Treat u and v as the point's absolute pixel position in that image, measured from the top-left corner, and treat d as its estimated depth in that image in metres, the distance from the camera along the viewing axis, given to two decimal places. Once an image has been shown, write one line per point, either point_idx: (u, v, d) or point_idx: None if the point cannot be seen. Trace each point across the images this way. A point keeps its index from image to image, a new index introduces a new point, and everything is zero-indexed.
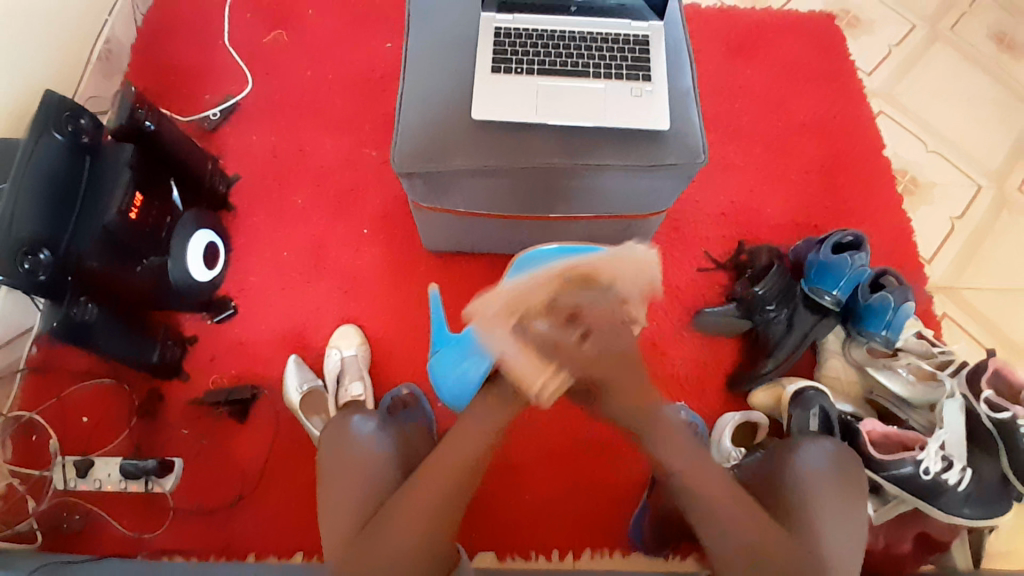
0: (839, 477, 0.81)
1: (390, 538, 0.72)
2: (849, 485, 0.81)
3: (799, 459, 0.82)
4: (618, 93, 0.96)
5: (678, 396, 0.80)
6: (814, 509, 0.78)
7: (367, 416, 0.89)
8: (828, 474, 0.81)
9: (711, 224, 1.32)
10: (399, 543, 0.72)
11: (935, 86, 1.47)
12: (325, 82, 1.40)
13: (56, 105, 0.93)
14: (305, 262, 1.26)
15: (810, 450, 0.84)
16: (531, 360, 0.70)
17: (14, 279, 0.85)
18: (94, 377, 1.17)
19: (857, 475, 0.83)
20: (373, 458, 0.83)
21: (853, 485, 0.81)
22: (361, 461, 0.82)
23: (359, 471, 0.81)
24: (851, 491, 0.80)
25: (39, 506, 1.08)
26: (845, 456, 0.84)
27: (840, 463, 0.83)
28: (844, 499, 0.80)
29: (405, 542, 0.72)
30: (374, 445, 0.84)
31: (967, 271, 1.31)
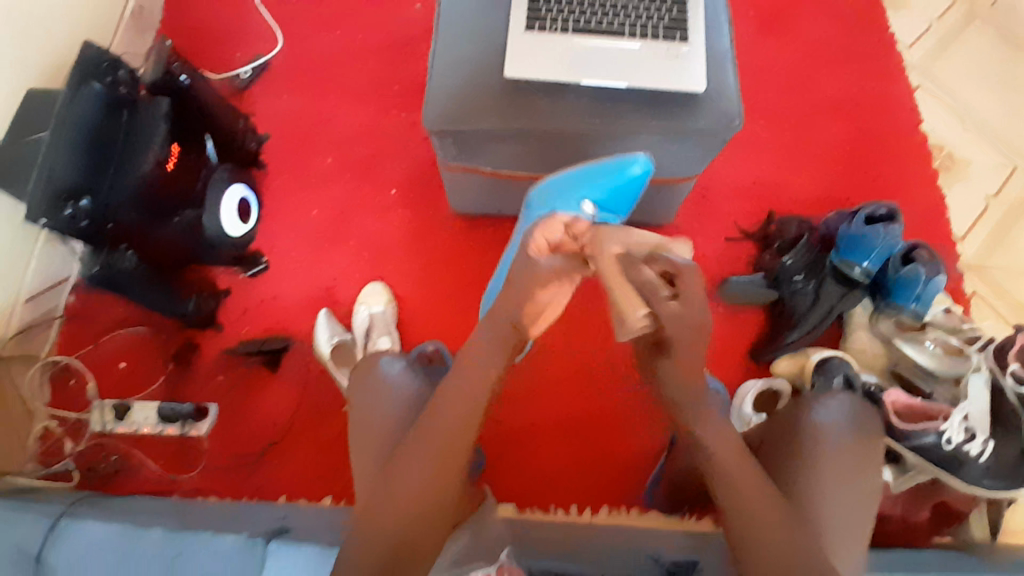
0: (856, 433, 0.81)
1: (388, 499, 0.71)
2: (869, 464, 0.79)
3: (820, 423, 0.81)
4: (654, 53, 0.94)
5: (682, 406, 0.76)
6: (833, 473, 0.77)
7: (395, 356, 0.91)
8: (849, 440, 0.80)
9: (740, 195, 1.31)
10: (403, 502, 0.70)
11: (974, 62, 1.44)
12: (355, 43, 1.40)
13: (94, 58, 0.96)
14: (334, 220, 1.28)
15: (834, 408, 0.84)
16: (630, 294, 0.71)
17: (56, 223, 0.88)
18: (130, 326, 1.21)
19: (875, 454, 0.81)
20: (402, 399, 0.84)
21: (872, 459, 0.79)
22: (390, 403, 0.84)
23: (378, 430, 0.82)
24: (871, 472, 0.78)
25: (76, 447, 1.14)
26: (863, 411, 0.84)
27: (858, 417, 0.83)
28: (860, 469, 0.78)
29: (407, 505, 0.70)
30: (403, 385, 0.86)
31: (999, 250, 1.29)
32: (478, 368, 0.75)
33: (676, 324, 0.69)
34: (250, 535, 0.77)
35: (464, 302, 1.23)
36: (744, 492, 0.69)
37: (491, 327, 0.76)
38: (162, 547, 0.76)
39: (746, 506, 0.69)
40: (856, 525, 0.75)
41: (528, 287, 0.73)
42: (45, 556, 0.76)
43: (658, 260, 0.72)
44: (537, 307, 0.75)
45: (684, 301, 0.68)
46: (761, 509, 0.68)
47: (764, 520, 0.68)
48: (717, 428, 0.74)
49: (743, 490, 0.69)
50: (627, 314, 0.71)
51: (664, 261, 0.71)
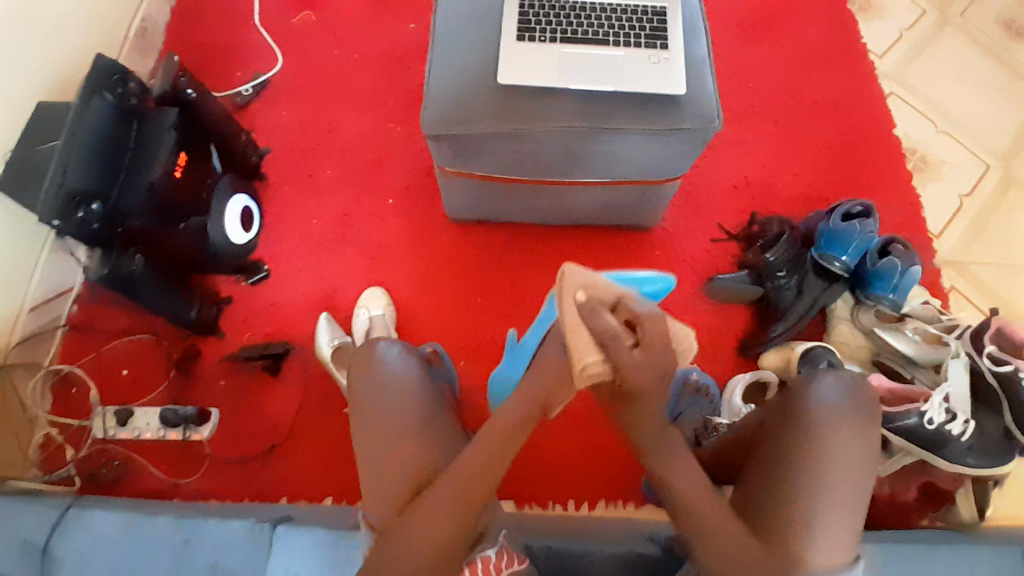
0: (850, 415, 0.70)
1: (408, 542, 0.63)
2: (866, 450, 0.69)
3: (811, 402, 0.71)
4: (637, 59, 1.00)
5: (648, 443, 0.68)
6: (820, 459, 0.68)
7: (392, 346, 0.82)
8: (845, 422, 0.70)
9: (725, 197, 1.36)
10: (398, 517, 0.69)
11: (944, 69, 1.51)
12: (351, 60, 1.46)
13: (106, 69, 1.02)
14: (332, 229, 1.32)
15: (834, 387, 0.73)
16: (591, 338, 0.66)
17: (68, 226, 0.92)
18: (132, 334, 1.23)
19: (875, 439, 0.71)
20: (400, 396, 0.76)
21: (871, 444, 0.70)
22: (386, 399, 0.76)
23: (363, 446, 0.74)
24: (867, 460, 0.69)
25: (78, 454, 1.15)
26: (859, 391, 0.73)
27: (856, 397, 0.72)
28: (851, 455, 0.68)
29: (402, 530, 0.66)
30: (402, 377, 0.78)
31: (975, 245, 1.34)
32: (396, 403, 0.75)
33: (643, 366, 0.64)
34: (256, 522, 0.82)
35: (460, 305, 1.26)
36: (700, 517, 0.65)
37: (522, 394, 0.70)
38: (172, 534, 0.80)
39: (704, 528, 0.65)
40: (843, 524, 0.66)
41: (544, 364, 0.70)
42: (50, 548, 0.80)
43: (622, 309, 0.67)
44: (563, 385, 0.69)
45: (647, 348, 0.64)
46: (725, 531, 0.64)
47: (722, 543, 0.64)
48: (681, 467, 0.67)
49: (699, 514, 0.65)
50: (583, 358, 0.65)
51: (625, 308, 0.66)
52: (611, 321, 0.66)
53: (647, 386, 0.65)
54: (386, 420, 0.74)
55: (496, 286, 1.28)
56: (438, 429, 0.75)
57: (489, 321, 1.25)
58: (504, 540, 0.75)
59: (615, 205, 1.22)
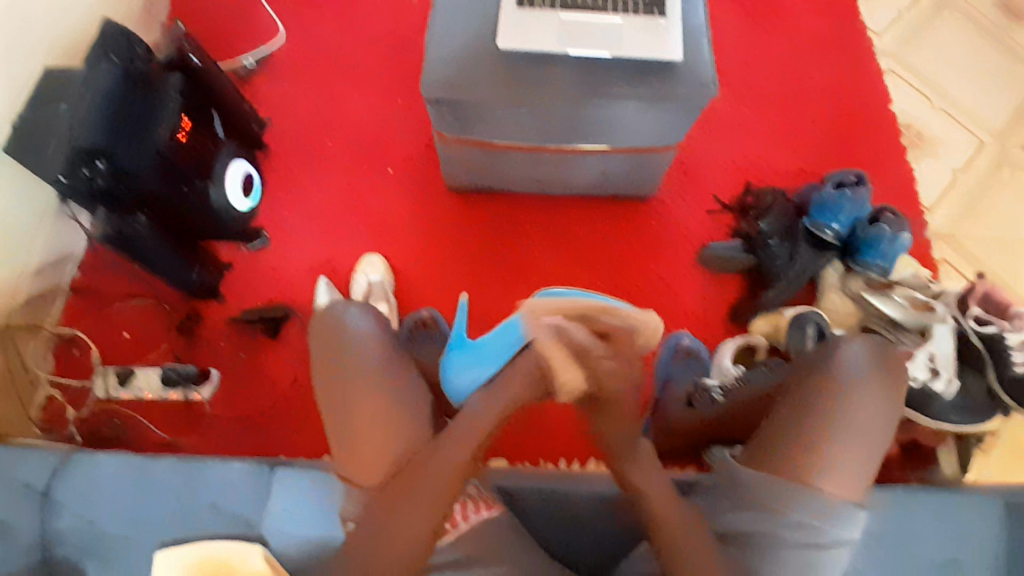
0: (874, 377, 0.78)
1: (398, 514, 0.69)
2: (887, 410, 0.76)
3: (837, 363, 0.79)
4: (635, 27, 1.00)
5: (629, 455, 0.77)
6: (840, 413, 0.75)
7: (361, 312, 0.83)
8: (870, 382, 0.77)
9: (720, 170, 1.38)
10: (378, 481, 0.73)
11: (942, 48, 1.52)
12: (353, 34, 1.47)
13: (114, 35, 1.03)
14: (333, 197, 1.34)
15: (859, 351, 0.80)
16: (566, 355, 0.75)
17: (72, 182, 0.95)
18: (135, 298, 1.26)
19: (896, 399, 0.78)
20: (367, 364, 0.78)
21: (893, 404, 0.77)
22: (353, 367, 0.78)
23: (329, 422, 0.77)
24: (886, 418, 0.76)
25: (80, 414, 1.18)
26: (884, 358, 0.80)
27: (880, 363, 0.79)
28: (870, 411, 0.75)
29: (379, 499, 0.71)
30: (370, 342, 0.80)
31: (967, 220, 1.36)
32: (389, 386, 0.77)
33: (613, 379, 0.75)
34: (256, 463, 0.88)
35: (458, 273, 1.29)
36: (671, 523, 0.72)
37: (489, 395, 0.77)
38: (173, 476, 0.85)
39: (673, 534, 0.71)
40: (854, 466, 0.73)
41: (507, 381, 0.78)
42: (51, 492, 0.84)
43: (590, 322, 0.78)
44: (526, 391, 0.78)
45: (615, 355, 0.76)
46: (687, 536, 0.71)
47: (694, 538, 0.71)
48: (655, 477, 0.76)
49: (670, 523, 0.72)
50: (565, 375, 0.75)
51: (597, 324, 0.78)
52: (578, 335, 0.76)
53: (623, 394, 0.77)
54: (374, 403, 0.75)
55: (493, 255, 1.30)
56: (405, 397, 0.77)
57: (486, 289, 1.27)
58: (475, 488, 0.83)
59: (611, 175, 1.24)
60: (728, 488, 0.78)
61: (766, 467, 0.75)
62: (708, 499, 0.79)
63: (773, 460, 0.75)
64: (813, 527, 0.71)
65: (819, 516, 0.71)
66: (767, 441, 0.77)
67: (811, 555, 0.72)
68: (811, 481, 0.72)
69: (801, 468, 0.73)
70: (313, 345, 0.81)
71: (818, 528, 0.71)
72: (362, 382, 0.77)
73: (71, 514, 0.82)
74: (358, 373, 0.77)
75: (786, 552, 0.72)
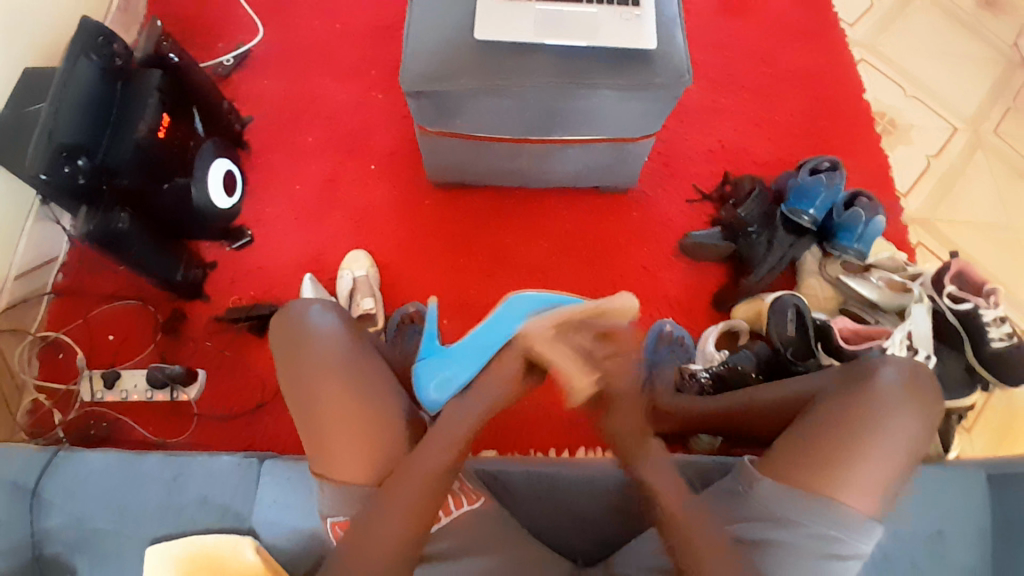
0: (908, 396, 0.75)
1: (381, 522, 0.69)
2: (918, 427, 0.74)
3: (873, 380, 0.76)
4: (610, 16, 1.02)
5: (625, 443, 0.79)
6: (872, 431, 0.72)
7: (326, 307, 0.82)
8: (906, 400, 0.75)
9: (699, 160, 1.40)
10: (354, 480, 0.73)
11: (914, 37, 1.55)
12: (333, 32, 1.47)
13: (92, 30, 1.02)
14: (316, 195, 1.34)
15: (892, 372, 0.77)
16: (577, 363, 0.78)
17: (56, 178, 0.93)
18: (119, 300, 1.25)
19: (929, 418, 0.75)
20: (334, 361, 0.76)
21: (926, 421, 0.74)
22: (319, 365, 0.76)
23: (298, 419, 0.75)
24: (917, 435, 0.73)
25: (66, 417, 1.17)
26: (920, 377, 0.78)
27: (914, 381, 0.77)
28: (901, 429, 0.73)
29: (359, 495, 0.73)
30: (327, 338, 0.78)
31: (941, 204, 1.39)
32: (364, 382, 0.76)
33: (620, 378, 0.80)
34: (244, 457, 0.90)
35: (442, 267, 1.29)
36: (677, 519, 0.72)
37: (461, 405, 0.79)
38: (162, 470, 0.87)
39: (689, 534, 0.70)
40: (879, 483, 0.71)
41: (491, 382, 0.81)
42: (39, 491, 0.84)
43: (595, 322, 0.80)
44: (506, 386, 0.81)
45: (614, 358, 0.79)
46: (699, 538, 0.70)
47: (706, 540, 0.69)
48: (659, 472, 0.76)
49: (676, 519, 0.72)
50: (577, 382, 0.78)
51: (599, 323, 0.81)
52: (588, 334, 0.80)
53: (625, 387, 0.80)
54: (347, 398, 0.74)
55: (477, 248, 1.31)
56: (376, 392, 0.76)
57: (472, 282, 1.28)
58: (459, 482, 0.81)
59: (592, 165, 1.25)
60: (745, 494, 0.75)
61: (786, 476, 0.73)
62: (724, 501, 0.77)
63: (793, 470, 0.73)
64: (833, 539, 0.71)
65: (837, 528, 0.70)
66: (785, 449, 0.75)
67: (828, 564, 0.71)
68: (833, 495, 0.70)
69: (825, 481, 0.71)
70: (275, 341, 0.80)
71: (836, 539, 0.71)
72: (329, 378, 0.75)
73: (60, 511, 0.83)
74: (325, 372, 0.75)
75: (801, 560, 0.71)
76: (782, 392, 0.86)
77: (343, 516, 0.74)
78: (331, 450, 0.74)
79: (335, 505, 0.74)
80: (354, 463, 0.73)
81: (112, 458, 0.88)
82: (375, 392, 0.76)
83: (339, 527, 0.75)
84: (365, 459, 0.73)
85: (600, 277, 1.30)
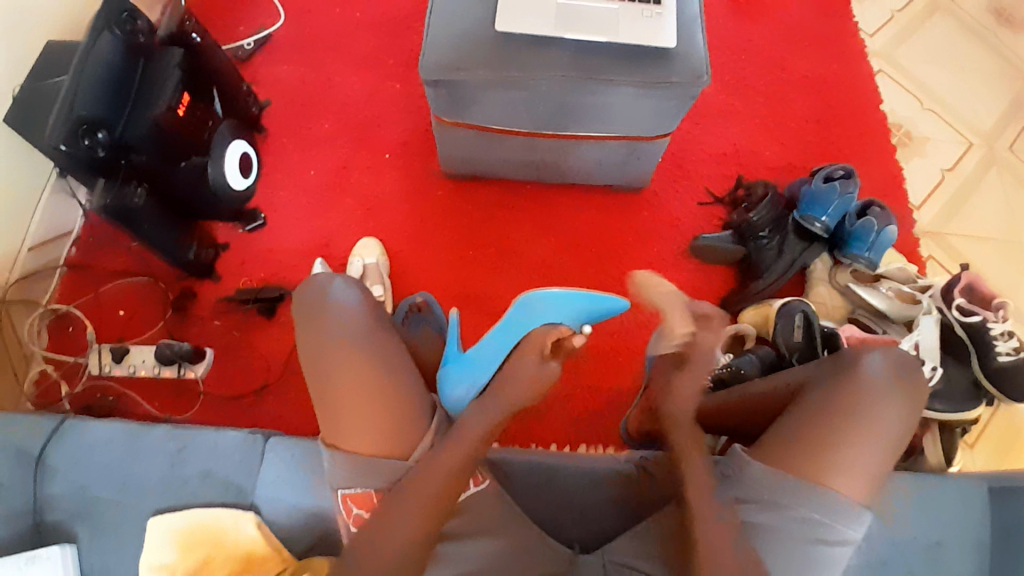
0: (897, 383, 0.76)
1: (401, 503, 0.69)
2: (906, 417, 0.75)
3: (861, 368, 0.77)
4: (631, 13, 1.02)
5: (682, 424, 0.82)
6: (861, 416, 0.73)
7: (348, 282, 0.83)
8: (893, 387, 0.76)
9: (712, 163, 1.40)
10: (365, 448, 0.74)
11: (934, 50, 1.54)
12: (353, 21, 1.48)
13: (116, 6, 1.03)
14: (329, 181, 1.35)
15: (879, 360, 0.78)
16: (684, 317, 0.82)
17: (75, 150, 0.94)
18: (130, 276, 1.26)
19: (918, 404, 0.76)
20: (349, 333, 0.77)
21: (914, 408, 0.75)
22: (335, 336, 0.77)
23: (314, 387, 0.76)
24: (905, 424, 0.74)
25: (73, 390, 1.18)
26: (904, 361, 0.79)
27: (902, 367, 0.78)
28: (892, 415, 0.74)
29: (372, 466, 0.73)
30: (345, 311, 0.79)
31: (954, 218, 1.39)
32: (381, 356, 0.77)
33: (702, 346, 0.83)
34: (249, 433, 0.90)
35: (452, 258, 1.30)
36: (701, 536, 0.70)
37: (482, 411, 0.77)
38: (167, 443, 0.87)
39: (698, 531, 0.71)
40: (868, 468, 0.72)
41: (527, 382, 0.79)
42: (45, 456, 0.85)
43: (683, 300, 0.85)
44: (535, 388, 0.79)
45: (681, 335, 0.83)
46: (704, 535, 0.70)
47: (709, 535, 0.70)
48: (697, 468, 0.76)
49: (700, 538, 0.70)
50: (678, 332, 0.82)
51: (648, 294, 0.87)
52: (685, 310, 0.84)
53: (700, 358, 0.83)
54: (361, 369, 0.75)
55: (486, 241, 1.31)
56: (390, 363, 0.77)
57: (480, 274, 1.29)
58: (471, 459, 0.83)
59: (606, 163, 1.26)
60: (737, 482, 0.75)
61: (779, 463, 0.74)
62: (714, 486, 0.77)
63: (787, 457, 0.73)
64: (819, 523, 0.71)
65: (830, 516, 0.70)
66: (776, 438, 0.75)
67: (822, 553, 0.71)
68: (822, 481, 0.71)
69: (817, 469, 0.72)
70: (294, 312, 0.81)
71: (829, 526, 0.71)
72: (345, 347, 0.76)
73: (62, 478, 0.84)
74: (340, 343, 0.76)
75: (788, 545, 0.71)
76: (778, 380, 0.87)
77: (356, 488, 0.73)
78: (344, 419, 0.74)
79: (350, 477, 0.74)
80: (369, 434, 0.73)
81: (121, 425, 0.88)
82: (391, 366, 0.77)
83: (349, 499, 0.74)
84: (378, 429, 0.73)
85: (610, 275, 1.30)
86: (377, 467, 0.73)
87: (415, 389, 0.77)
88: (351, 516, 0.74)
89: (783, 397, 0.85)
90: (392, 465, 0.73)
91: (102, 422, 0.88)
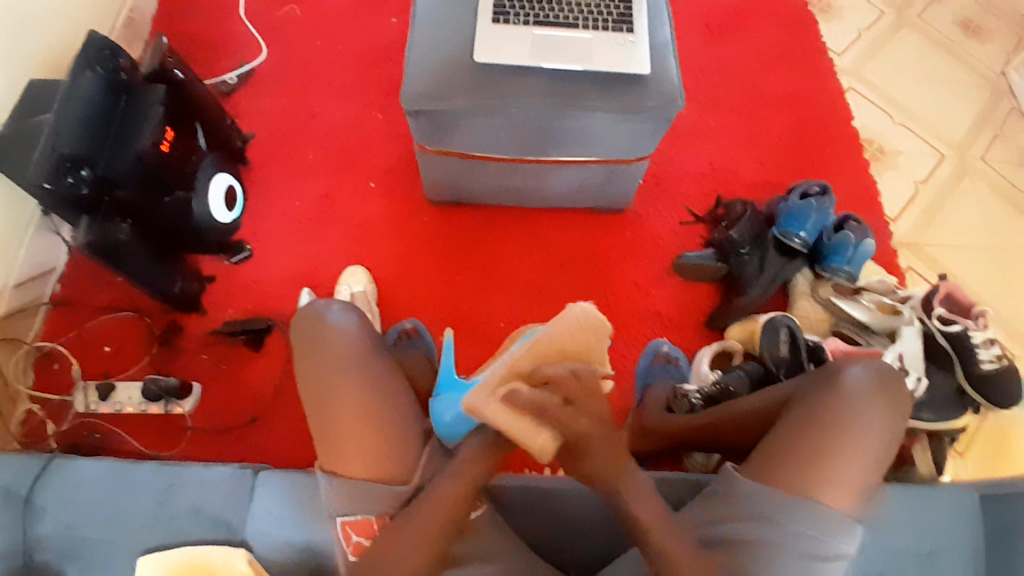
0: (880, 392, 0.77)
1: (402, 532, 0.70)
2: (889, 427, 0.76)
3: (843, 380, 0.78)
4: (605, 42, 1.06)
5: (609, 488, 0.69)
6: (845, 429, 0.74)
7: (345, 306, 0.83)
8: (874, 397, 0.76)
9: (692, 182, 1.43)
10: (361, 474, 0.73)
11: (902, 66, 1.59)
12: (335, 52, 1.50)
13: (97, 44, 1.04)
14: (314, 211, 1.35)
15: (861, 371, 0.78)
16: (523, 419, 0.65)
17: (58, 188, 0.95)
18: (114, 311, 1.25)
19: (901, 412, 0.77)
20: (350, 358, 0.78)
21: (896, 416, 0.76)
22: (336, 362, 0.77)
23: (317, 413, 0.76)
24: (889, 434, 0.75)
25: (58, 428, 1.16)
26: (885, 369, 0.80)
27: (885, 377, 0.78)
28: (876, 424, 0.75)
29: (370, 492, 0.73)
30: (344, 337, 0.79)
31: (929, 229, 1.42)
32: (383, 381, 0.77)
33: (581, 423, 0.64)
34: (240, 467, 0.89)
35: (439, 283, 1.31)
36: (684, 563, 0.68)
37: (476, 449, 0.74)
38: (156, 480, 0.86)
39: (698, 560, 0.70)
40: (853, 479, 0.73)
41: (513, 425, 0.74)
42: (31, 498, 0.84)
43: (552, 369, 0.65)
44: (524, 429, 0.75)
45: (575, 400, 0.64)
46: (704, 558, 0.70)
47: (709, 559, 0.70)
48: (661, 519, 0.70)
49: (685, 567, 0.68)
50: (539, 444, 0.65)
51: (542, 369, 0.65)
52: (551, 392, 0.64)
53: (592, 434, 0.64)
54: (365, 393, 0.76)
55: (473, 265, 1.32)
56: (391, 387, 0.78)
57: (469, 298, 1.29)
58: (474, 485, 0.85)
59: (589, 185, 1.27)
60: (729, 499, 0.76)
61: (768, 479, 0.74)
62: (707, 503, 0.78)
63: (775, 474, 0.74)
64: (812, 536, 0.71)
65: (821, 530, 0.71)
66: (762, 455, 0.76)
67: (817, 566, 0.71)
68: (810, 493, 0.72)
69: (805, 484, 0.72)
70: (293, 338, 0.81)
71: (822, 539, 0.71)
72: (347, 372, 0.77)
73: (49, 519, 0.83)
74: (341, 368, 0.77)
75: (788, 561, 0.71)
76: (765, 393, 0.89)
77: (357, 514, 0.73)
78: (349, 444, 0.74)
79: (351, 504, 0.73)
80: (374, 458, 0.74)
81: (108, 463, 0.87)
82: (392, 391, 0.78)
83: (349, 527, 0.74)
84: (382, 454, 0.74)
85: (596, 296, 1.31)
86: (375, 493, 0.72)
87: (410, 413, 0.78)
88: (350, 544, 0.74)
89: (772, 411, 0.86)
90: (392, 490, 0.73)
91: (89, 461, 0.87)
